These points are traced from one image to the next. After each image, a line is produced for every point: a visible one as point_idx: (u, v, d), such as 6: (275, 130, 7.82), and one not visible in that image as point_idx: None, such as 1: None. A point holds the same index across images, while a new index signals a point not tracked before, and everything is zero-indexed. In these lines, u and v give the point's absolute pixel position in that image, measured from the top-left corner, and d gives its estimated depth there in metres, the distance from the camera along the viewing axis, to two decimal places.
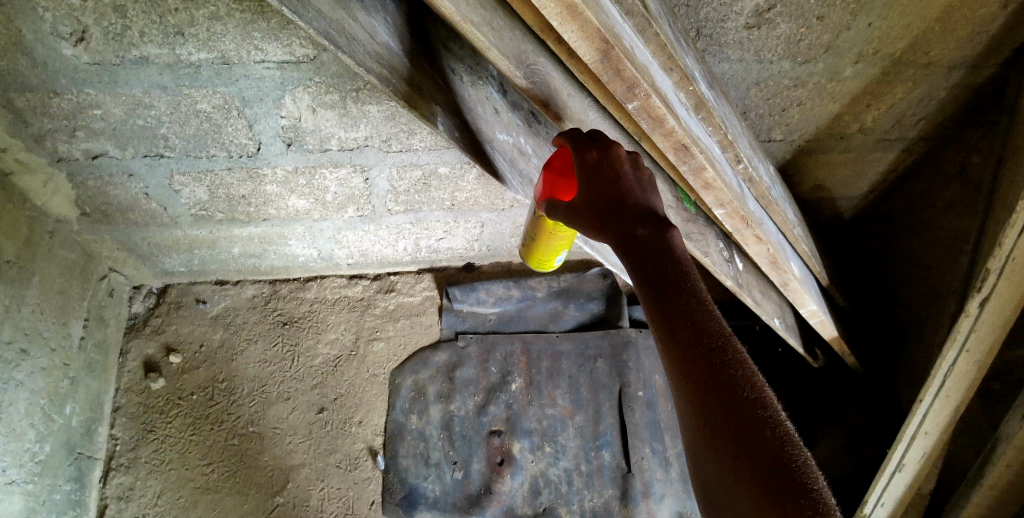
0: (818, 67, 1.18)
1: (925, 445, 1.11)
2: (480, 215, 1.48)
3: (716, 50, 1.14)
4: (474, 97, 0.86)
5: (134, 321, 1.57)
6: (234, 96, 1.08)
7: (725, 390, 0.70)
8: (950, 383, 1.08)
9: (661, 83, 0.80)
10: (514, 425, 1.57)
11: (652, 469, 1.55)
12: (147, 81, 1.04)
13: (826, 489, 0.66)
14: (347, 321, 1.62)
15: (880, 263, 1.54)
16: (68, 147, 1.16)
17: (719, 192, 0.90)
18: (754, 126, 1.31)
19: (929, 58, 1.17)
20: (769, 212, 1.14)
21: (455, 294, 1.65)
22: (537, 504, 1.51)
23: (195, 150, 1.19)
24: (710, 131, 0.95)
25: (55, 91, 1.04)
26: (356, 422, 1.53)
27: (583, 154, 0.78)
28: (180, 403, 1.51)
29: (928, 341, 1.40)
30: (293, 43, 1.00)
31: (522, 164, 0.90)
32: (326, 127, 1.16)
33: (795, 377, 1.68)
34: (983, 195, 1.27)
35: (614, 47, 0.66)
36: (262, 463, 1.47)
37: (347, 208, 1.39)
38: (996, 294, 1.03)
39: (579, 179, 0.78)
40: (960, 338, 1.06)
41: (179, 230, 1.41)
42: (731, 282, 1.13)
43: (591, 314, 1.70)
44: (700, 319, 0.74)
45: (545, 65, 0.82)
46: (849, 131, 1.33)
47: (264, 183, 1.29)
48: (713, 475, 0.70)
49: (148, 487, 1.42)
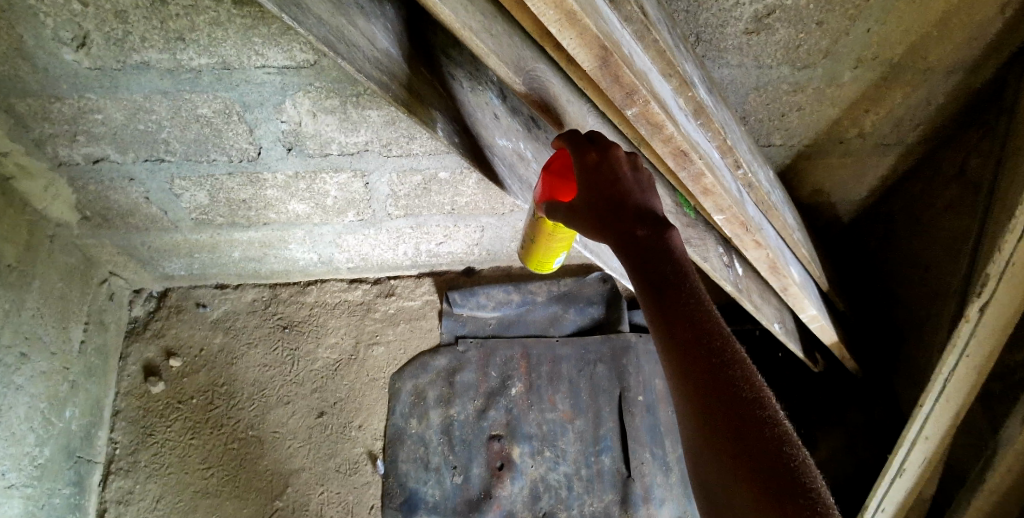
0: (817, 72, 1.18)
1: (926, 449, 1.12)
2: (480, 220, 1.48)
3: (716, 56, 1.15)
4: (474, 103, 0.86)
5: (134, 325, 1.57)
6: (234, 101, 1.08)
7: (725, 390, 0.70)
8: (951, 388, 1.08)
9: (660, 89, 0.80)
10: (514, 429, 1.57)
11: (653, 473, 1.55)
12: (148, 86, 1.04)
13: (825, 488, 0.66)
14: (347, 325, 1.62)
15: (880, 266, 1.54)
16: (69, 152, 1.16)
17: (718, 198, 0.90)
18: (754, 131, 1.31)
19: (928, 63, 1.18)
20: (768, 216, 1.15)
21: (455, 298, 1.65)
22: (537, 508, 1.51)
23: (196, 155, 1.19)
24: (709, 136, 0.95)
25: (56, 96, 1.05)
26: (355, 426, 1.53)
27: (582, 155, 0.79)
28: (180, 406, 1.51)
29: (927, 344, 1.40)
30: (293, 48, 1.00)
31: (523, 169, 0.90)
32: (326, 132, 1.17)
33: (796, 381, 1.68)
34: (983, 195, 1.26)
35: (613, 54, 0.66)
36: (261, 467, 1.47)
37: (348, 213, 1.39)
38: (996, 299, 1.02)
39: (579, 179, 0.78)
40: (960, 343, 1.06)
41: (179, 234, 1.41)
42: (731, 287, 1.13)
43: (591, 319, 1.70)
44: (699, 319, 0.74)
45: (544, 71, 0.82)
46: (848, 135, 1.33)
47: (265, 187, 1.29)
48: (713, 476, 0.70)
49: (147, 491, 1.42)
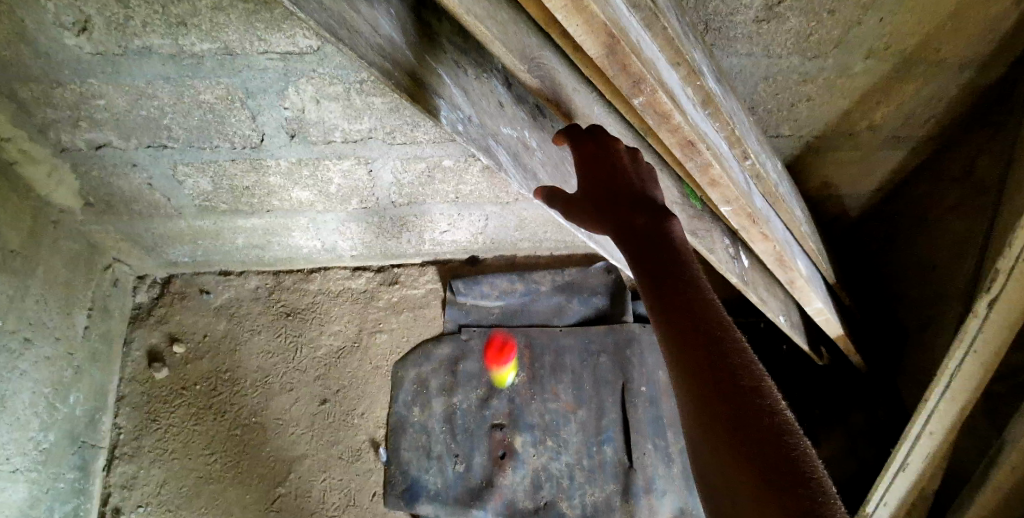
0: (828, 63, 1.16)
1: (930, 444, 1.12)
2: (484, 208, 1.47)
3: (725, 44, 1.13)
4: (478, 91, 0.85)
5: (138, 311, 1.58)
6: (236, 87, 1.07)
7: (727, 380, 0.69)
8: (956, 384, 1.08)
9: (668, 78, 0.79)
10: (516, 419, 1.57)
11: (655, 465, 1.54)
12: (150, 72, 1.03)
13: (829, 479, 0.65)
14: (350, 313, 1.62)
15: (880, 261, 1.53)
16: (72, 138, 1.16)
17: (725, 189, 0.89)
18: (762, 121, 1.29)
19: (942, 56, 1.15)
20: (776, 208, 1.13)
21: (458, 287, 1.65)
22: (538, 498, 1.50)
23: (199, 141, 1.19)
24: (717, 126, 0.93)
25: (58, 81, 1.04)
26: (359, 413, 1.54)
27: (582, 145, 0.81)
28: (184, 392, 1.51)
29: (929, 345, 1.39)
30: (296, 34, 0.99)
31: (528, 159, 0.87)
32: (329, 119, 1.15)
33: (799, 374, 1.66)
34: (990, 197, 1.25)
35: (621, 41, 0.65)
36: (264, 454, 1.47)
37: (351, 201, 1.39)
38: (1002, 296, 1.02)
39: (579, 170, 0.80)
40: (967, 339, 1.06)
41: (183, 220, 1.41)
42: (737, 279, 1.11)
43: (595, 309, 1.70)
44: (700, 308, 0.74)
45: (550, 58, 0.81)
46: (857, 128, 1.31)
47: (268, 174, 1.28)
48: (715, 473, 0.69)
49: (151, 476, 1.43)
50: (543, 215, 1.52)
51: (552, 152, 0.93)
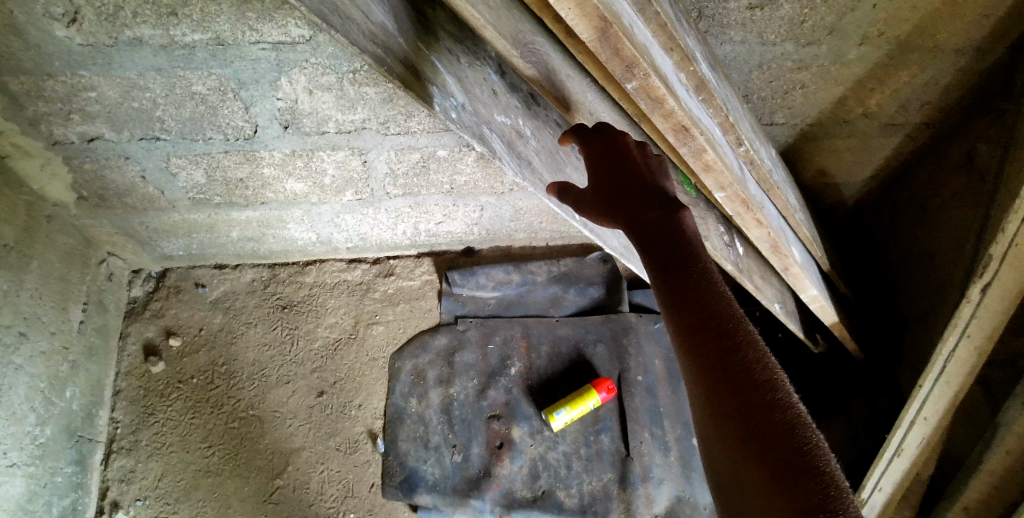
0: (822, 50, 1.17)
1: (925, 430, 1.15)
2: (479, 199, 1.47)
3: (719, 32, 1.13)
4: (472, 79, 0.84)
5: (133, 305, 1.57)
6: (229, 78, 1.06)
7: (735, 376, 0.70)
8: (951, 368, 1.10)
9: (662, 64, 0.79)
10: (513, 409, 1.56)
11: (652, 453, 1.54)
12: (142, 63, 1.02)
13: (840, 473, 0.65)
14: (346, 305, 1.62)
15: (879, 251, 1.53)
16: (63, 131, 1.15)
17: (719, 175, 0.88)
18: (756, 109, 1.30)
19: (935, 42, 1.15)
20: (770, 196, 1.13)
21: (454, 278, 1.65)
22: (536, 487, 1.50)
23: (192, 133, 1.18)
24: (711, 112, 0.93)
25: (49, 73, 1.03)
26: (355, 405, 1.54)
27: (590, 144, 0.82)
28: (180, 386, 1.51)
29: (927, 341, 1.39)
30: (288, 23, 0.98)
31: (521, 146, 0.86)
32: (323, 109, 1.15)
33: (797, 365, 1.63)
34: (988, 183, 1.23)
35: (613, 25, 0.65)
36: (262, 446, 1.47)
37: (346, 192, 1.38)
38: (997, 281, 1.04)
39: (588, 167, 0.81)
40: (961, 324, 1.08)
41: (177, 214, 1.41)
42: (731, 267, 1.12)
43: (591, 300, 1.70)
44: (710, 303, 0.74)
45: (542, 45, 0.80)
46: (852, 115, 1.31)
47: (262, 166, 1.27)
48: (725, 469, 0.70)
49: (149, 469, 1.43)
50: (538, 205, 1.52)
51: (548, 140, 0.93)
